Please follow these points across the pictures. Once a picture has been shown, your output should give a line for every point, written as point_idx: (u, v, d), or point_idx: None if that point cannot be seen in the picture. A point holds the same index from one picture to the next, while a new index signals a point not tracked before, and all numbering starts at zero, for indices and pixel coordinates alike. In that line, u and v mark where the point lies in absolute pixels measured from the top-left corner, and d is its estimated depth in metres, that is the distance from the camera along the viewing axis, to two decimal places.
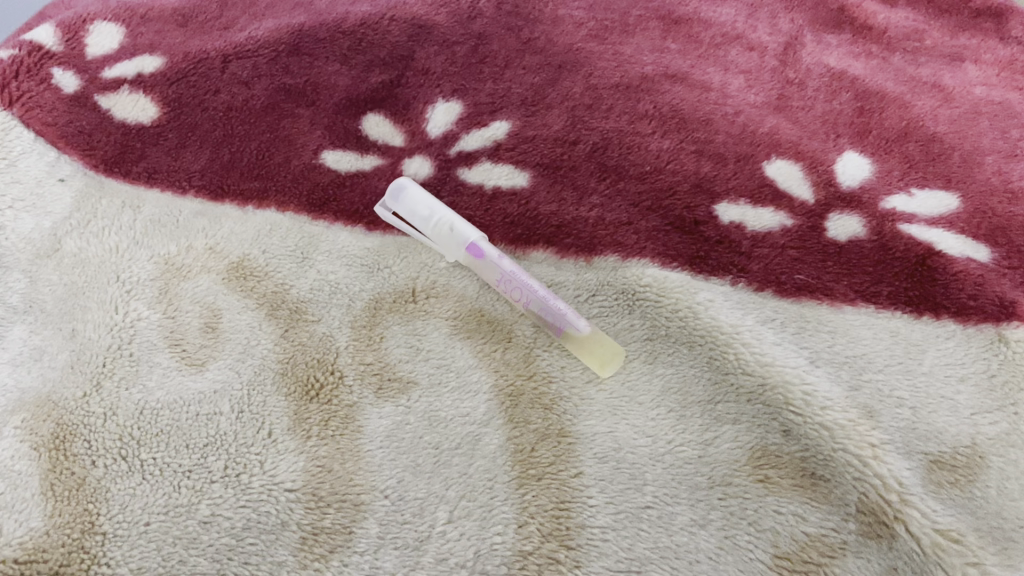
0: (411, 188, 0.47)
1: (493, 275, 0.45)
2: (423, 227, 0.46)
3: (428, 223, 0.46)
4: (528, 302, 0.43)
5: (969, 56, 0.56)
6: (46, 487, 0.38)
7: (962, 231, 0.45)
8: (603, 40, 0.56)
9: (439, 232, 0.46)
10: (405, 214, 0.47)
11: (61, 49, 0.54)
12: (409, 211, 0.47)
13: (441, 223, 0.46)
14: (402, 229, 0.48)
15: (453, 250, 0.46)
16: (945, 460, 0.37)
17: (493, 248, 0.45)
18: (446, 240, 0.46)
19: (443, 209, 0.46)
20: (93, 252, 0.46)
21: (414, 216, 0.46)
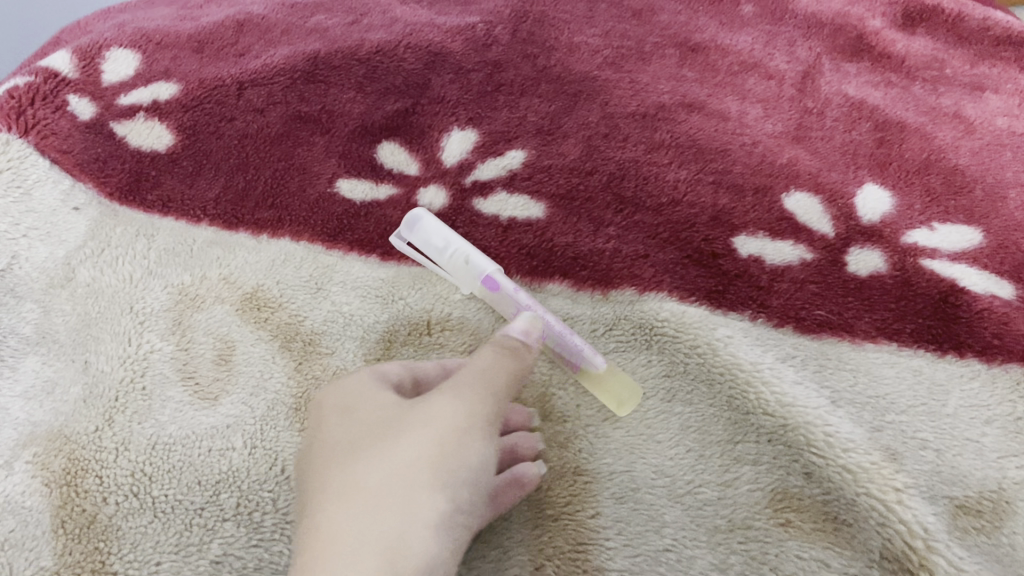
0: (426, 219, 0.46)
1: (509, 309, 0.44)
2: (437, 258, 0.45)
3: (444, 257, 0.45)
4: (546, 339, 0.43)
5: (990, 85, 0.56)
6: (57, 524, 0.38)
7: (986, 267, 0.44)
8: (619, 68, 0.55)
9: (455, 266, 0.45)
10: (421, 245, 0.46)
11: (78, 76, 0.54)
12: (424, 242, 0.45)
13: (457, 255, 0.45)
14: (416, 258, 0.47)
15: (470, 283, 0.45)
16: (971, 506, 0.36)
17: (510, 283, 0.44)
18: (463, 272, 0.45)
19: (458, 240, 0.45)
20: (108, 282, 0.46)
21: (429, 247, 0.45)
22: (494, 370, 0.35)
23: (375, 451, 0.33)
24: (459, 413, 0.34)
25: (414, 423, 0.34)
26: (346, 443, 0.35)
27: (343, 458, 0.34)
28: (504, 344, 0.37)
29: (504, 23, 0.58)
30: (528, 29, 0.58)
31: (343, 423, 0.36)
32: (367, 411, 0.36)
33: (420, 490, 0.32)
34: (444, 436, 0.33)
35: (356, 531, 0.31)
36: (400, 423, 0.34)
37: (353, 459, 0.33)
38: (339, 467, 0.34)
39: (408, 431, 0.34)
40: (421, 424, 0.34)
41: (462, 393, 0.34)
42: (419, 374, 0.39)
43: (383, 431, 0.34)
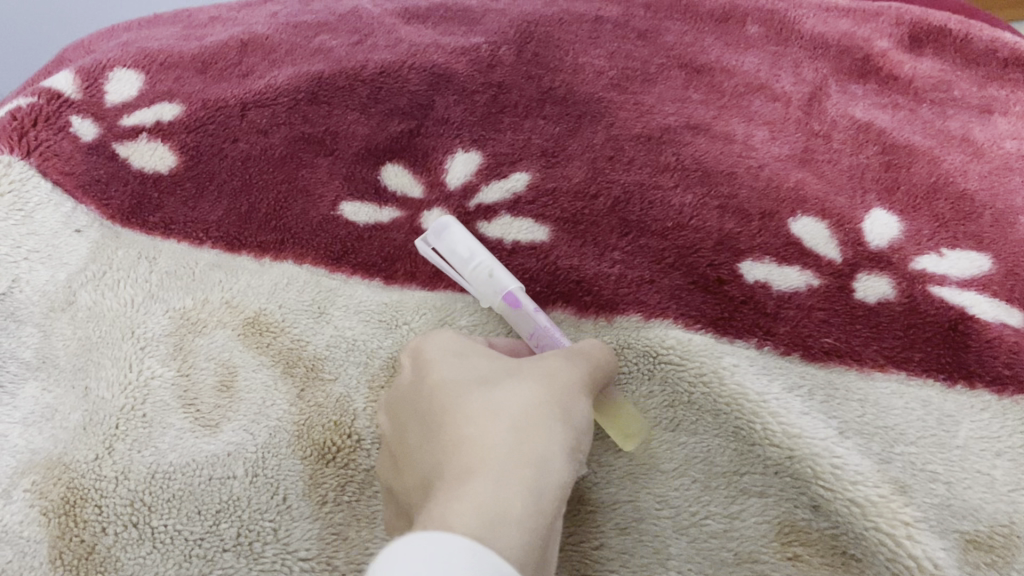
0: (454, 228, 0.45)
1: (527, 327, 0.44)
2: (462, 267, 0.44)
3: (468, 265, 0.44)
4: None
5: (998, 108, 0.55)
6: (56, 555, 0.37)
7: (996, 294, 0.44)
8: (624, 89, 0.55)
9: (474, 276, 0.44)
10: (442, 248, 0.45)
11: (81, 96, 0.54)
12: (448, 251, 0.45)
13: (481, 267, 0.44)
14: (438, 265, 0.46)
15: (485, 295, 0.44)
16: (981, 540, 0.36)
17: (530, 302, 0.44)
18: (481, 283, 0.44)
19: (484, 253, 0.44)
20: (109, 306, 0.46)
21: (454, 255, 0.44)
22: (596, 360, 0.38)
23: (502, 386, 0.34)
24: (574, 374, 0.35)
25: (537, 369, 0.35)
26: (465, 381, 0.35)
27: (468, 390, 0.34)
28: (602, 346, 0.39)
29: (509, 44, 0.58)
30: (533, 50, 0.58)
31: (454, 368, 0.36)
32: (477, 361, 0.36)
33: (554, 422, 0.33)
34: (568, 387, 0.35)
35: (507, 449, 0.31)
36: (523, 369, 0.35)
37: (480, 391, 0.34)
38: (468, 395, 0.34)
39: (534, 374, 0.35)
40: (545, 371, 0.35)
41: (573, 361, 0.36)
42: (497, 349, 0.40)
43: (505, 374, 0.35)
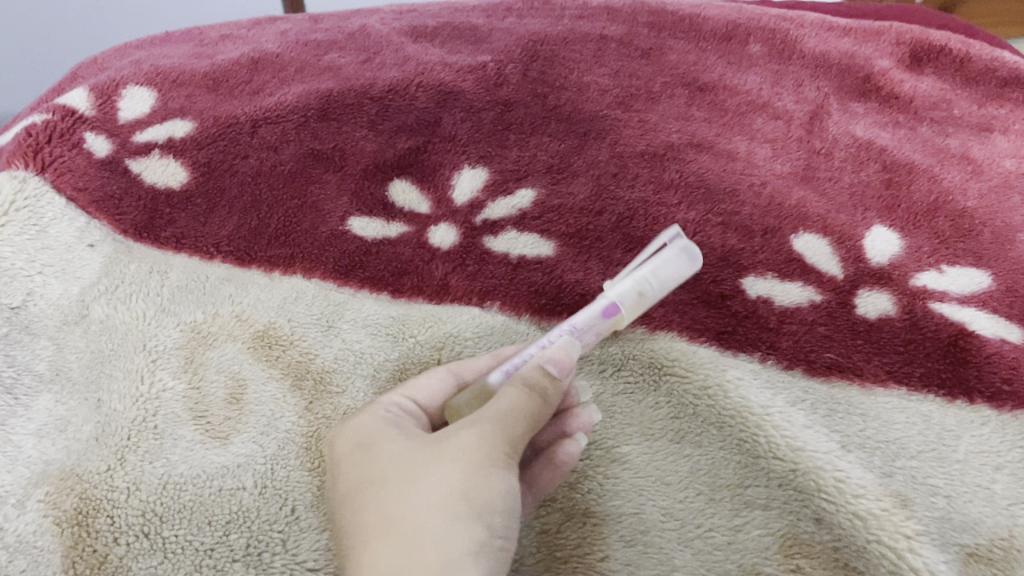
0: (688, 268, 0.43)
1: (580, 322, 0.41)
2: (648, 271, 0.42)
3: (650, 298, 0.42)
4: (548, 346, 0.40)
5: (997, 127, 0.56)
6: (68, 565, 0.38)
7: (995, 310, 0.44)
8: (628, 107, 0.56)
9: (646, 294, 0.42)
10: (669, 270, 0.42)
11: (94, 113, 0.55)
12: (673, 259, 0.43)
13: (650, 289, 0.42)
14: (667, 253, 0.43)
15: (613, 293, 0.42)
16: (981, 553, 0.36)
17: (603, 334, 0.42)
18: (635, 296, 0.42)
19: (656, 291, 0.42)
20: (121, 319, 0.46)
21: (667, 266, 0.42)
22: (517, 409, 0.36)
23: (404, 491, 0.34)
24: (482, 446, 0.35)
25: (439, 457, 0.34)
26: (370, 485, 0.35)
27: (372, 502, 0.34)
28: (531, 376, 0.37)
29: (514, 62, 0.59)
30: (538, 68, 0.59)
31: (365, 466, 0.36)
32: (386, 451, 0.36)
33: (452, 527, 0.32)
34: (472, 467, 0.34)
35: (400, 570, 0.31)
36: (428, 457, 0.35)
37: (382, 501, 0.34)
38: (372, 507, 0.34)
39: (435, 466, 0.34)
40: (447, 457, 0.34)
41: (483, 424, 0.35)
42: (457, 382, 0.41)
43: (409, 468, 0.35)
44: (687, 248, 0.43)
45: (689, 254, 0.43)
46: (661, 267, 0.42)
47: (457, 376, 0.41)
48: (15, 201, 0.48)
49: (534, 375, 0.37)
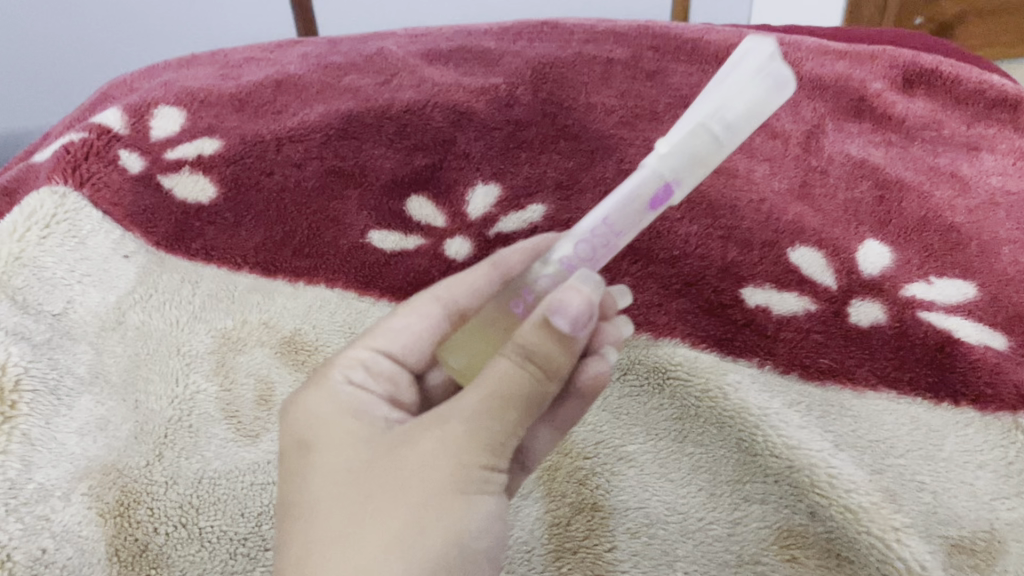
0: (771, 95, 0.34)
1: (624, 202, 0.36)
2: (702, 119, 0.34)
3: (724, 147, 0.35)
4: (589, 247, 0.37)
5: (985, 146, 0.59)
6: (113, 552, 0.41)
7: (980, 318, 0.47)
8: (633, 127, 0.59)
9: (719, 146, 0.35)
10: (743, 105, 0.34)
11: (128, 132, 0.58)
12: (735, 98, 0.34)
13: (709, 142, 0.34)
14: (727, 85, 0.34)
15: (671, 149, 0.35)
16: (964, 545, 0.38)
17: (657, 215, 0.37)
18: (699, 154, 0.35)
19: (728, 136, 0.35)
20: (156, 325, 0.49)
21: (727, 106, 0.34)
22: (502, 408, 0.32)
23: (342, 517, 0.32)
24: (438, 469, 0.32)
25: (389, 477, 0.32)
26: (317, 484, 0.33)
27: (316, 505, 0.32)
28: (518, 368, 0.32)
29: (525, 84, 0.62)
30: (548, 90, 0.62)
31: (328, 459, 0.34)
32: (333, 454, 0.34)
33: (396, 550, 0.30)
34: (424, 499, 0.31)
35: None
36: (378, 474, 0.32)
37: (315, 520, 0.32)
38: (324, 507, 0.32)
39: (382, 493, 0.32)
40: (396, 484, 0.32)
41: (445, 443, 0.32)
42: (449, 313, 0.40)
43: (352, 489, 0.32)
44: (768, 68, 0.34)
45: (778, 78, 0.34)
46: (733, 106, 0.34)
47: (444, 308, 0.40)
48: (56, 215, 0.51)
49: (535, 340, 0.32)
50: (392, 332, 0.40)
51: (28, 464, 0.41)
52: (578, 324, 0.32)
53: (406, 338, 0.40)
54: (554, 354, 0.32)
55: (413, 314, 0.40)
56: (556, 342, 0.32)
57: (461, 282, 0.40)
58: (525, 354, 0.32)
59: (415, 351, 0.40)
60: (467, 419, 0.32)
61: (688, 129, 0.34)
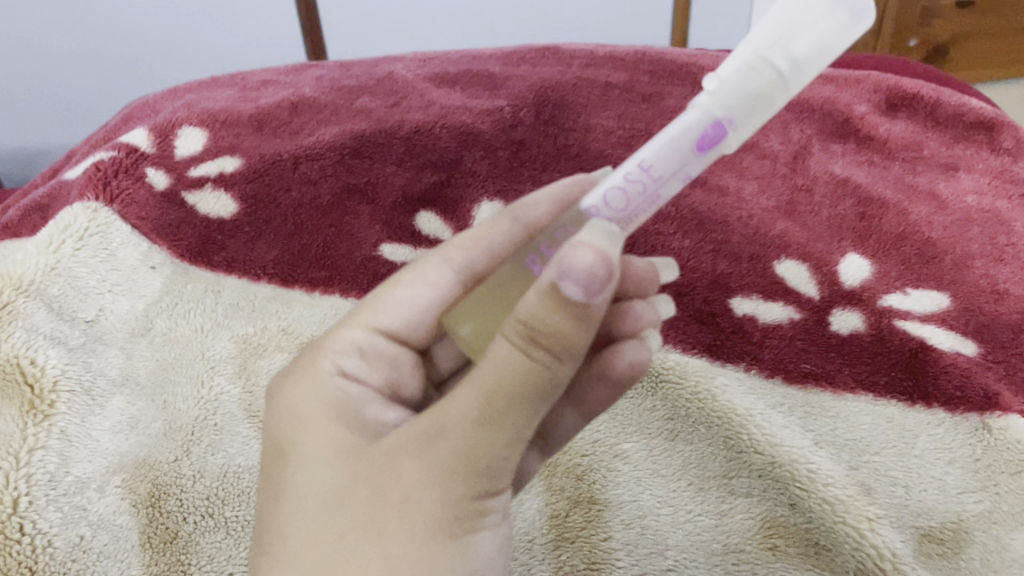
0: (841, 28, 0.32)
1: (666, 146, 0.34)
2: (759, 52, 0.32)
3: (790, 84, 0.32)
4: (625, 195, 0.35)
5: (963, 166, 0.63)
6: (145, 539, 0.44)
7: (952, 327, 0.50)
8: (630, 147, 0.63)
9: (782, 84, 0.32)
10: (809, 36, 0.32)
11: (154, 151, 0.61)
12: (798, 29, 0.32)
13: (765, 81, 0.32)
14: (793, 13, 0.32)
15: (727, 85, 0.33)
16: (934, 534, 0.42)
17: (705, 165, 0.35)
18: (757, 92, 0.32)
19: (789, 74, 0.32)
20: (182, 331, 0.53)
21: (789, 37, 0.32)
22: (500, 426, 0.32)
23: (324, 547, 0.33)
24: (420, 496, 0.32)
25: (370, 504, 0.33)
26: (315, 491, 0.34)
27: (310, 511, 0.34)
28: (508, 372, 0.31)
29: (528, 107, 0.65)
30: (549, 112, 0.65)
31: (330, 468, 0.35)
32: (313, 473, 0.35)
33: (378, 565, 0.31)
34: (406, 528, 0.32)
35: None
36: (358, 501, 0.33)
37: (301, 546, 0.33)
38: (318, 515, 0.34)
39: (364, 516, 0.32)
40: (380, 508, 0.32)
41: (428, 467, 0.32)
42: (454, 278, 0.43)
43: (334, 515, 0.33)
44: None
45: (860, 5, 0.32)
46: (800, 38, 0.32)
47: (456, 268, 0.43)
48: (88, 230, 0.54)
49: (538, 318, 0.31)
50: (394, 307, 0.43)
51: (66, 458, 0.45)
52: (592, 286, 0.30)
53: (407, 312, 0.43)
54: (558, 333, 0.31)
55: (418, 284, 0.43)
56: (564, 309, 0.31)
57: (473, 245, 0.43)
58: (529, 333, 0.31)
59: (417, 326, 0.43)
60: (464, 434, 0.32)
61: (747, 62, 0.32)
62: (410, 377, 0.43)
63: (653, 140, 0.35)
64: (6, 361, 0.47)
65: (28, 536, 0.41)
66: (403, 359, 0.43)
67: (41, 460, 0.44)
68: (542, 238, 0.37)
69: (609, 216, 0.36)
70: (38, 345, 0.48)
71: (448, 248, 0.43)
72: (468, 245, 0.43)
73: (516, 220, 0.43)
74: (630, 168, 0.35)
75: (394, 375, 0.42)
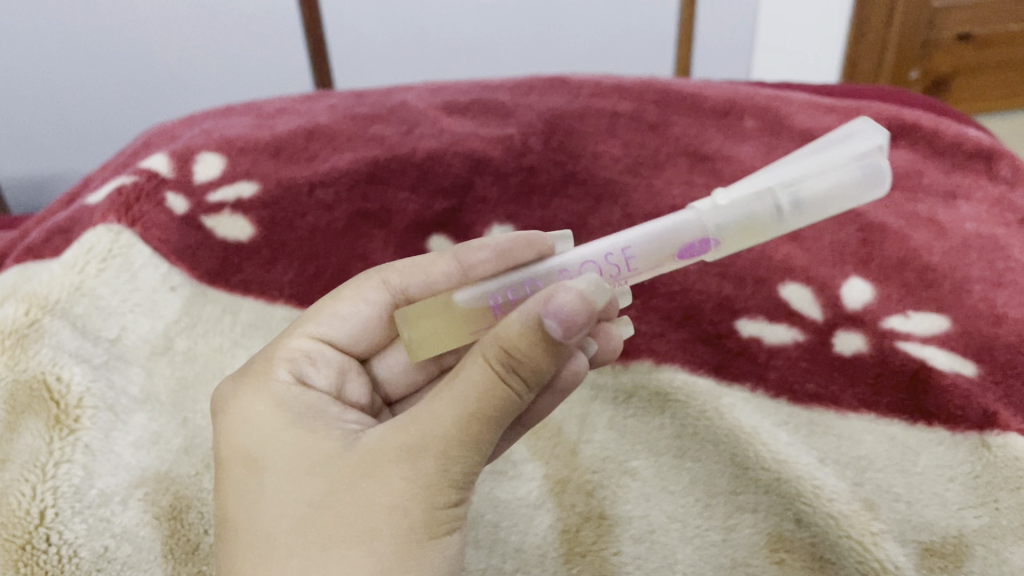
0: (847, 196, 0.39)
1: (655, 241, 0.41)
2: (773, 192, 0.39)
3: (785, 219, 0.39)
4: (600, 271, 0.42)
5: (961, 194, 0.64)
6: (167, 551, 0.46)
7: (952, 349, 0.51)
8: (637, 174, 0.65)
9: (778, 217, 0.39)
10: (815, 187, 0.38)
11: (173, 175, 0.62)
12: (810, 186, 0.38)
13: (766, 217, 0.39)
14: (813, 173, 0.38)
15: (732, 204, 0.39)
16: (936, 549, 0.44)
17: (677, 262, 0.42)
18: (754, 217, 0.39)
19: (789, 217, 0.39)
20: (201, 350, 0.54)
21: (799, 188, 0.38)
22: (474, 433, 0.34)
23: (310, 549, 0.34)
24: (408, 500, 0.34)
25: (354, 509, 0.34)
26: (294, 496, 0.36)
27: (292, 515, 0.35)
28: (488, 393, 0.34)
29: (537, 134, 0.67)
30: (558, 139, 0.67)
31: (306, 475, 0.36)
32: (289, 481, 0.36)
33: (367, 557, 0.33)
34: (398, 530, 0.33)
35: None
36: (342, 506, 0.34)
37: (285, 547, 0.34)
38: (299, 519, 0.35)
39: (346, 516, 0.34)
40: (361, 509, 0.34)
41: (412, 474, 0.34)
42: (389, 298, 0.47)
43: (316, 520, 0.34)
44: (862, 160, 0.38)
45: (873, 174, 0.38)
46: (806, 185, 0.38)
47: (389, 289, 0.47)
48: (111, 250, 0.55)
49: (518, 342, 0.34)
50: (338, 320, 0.46)
51: (90, 472, 0.46)
52: (572, 328, 0.33)
53: (351, 326, 0.47)
54: (536, 359, 0.34)
55: (359, 300, 0.47)
56: (545, 342, 0.34)
57: (412, 273, 0.46)
58: (509, 360, 0.34)
59: (357, 338, 0.47)
60: (441, 442, 0.34)
61: (757, 189, 0.39)
62: (355, 384, 0.46)
63: (641, 232, 0.41)
64: (34, 377, 0.48)
65: (54, 547, 0.44)
66: (349, 366, 0.46)
67: (67, 473, 0.46)
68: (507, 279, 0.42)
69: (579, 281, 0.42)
70: (64, 361, 0.49)
71: (389, 270, 0.47)
72: (408, 272, 0.46)
73: (458, 260, 0.46)
74: (614, 249, 0.42)
75: (340, 380, 0.46)
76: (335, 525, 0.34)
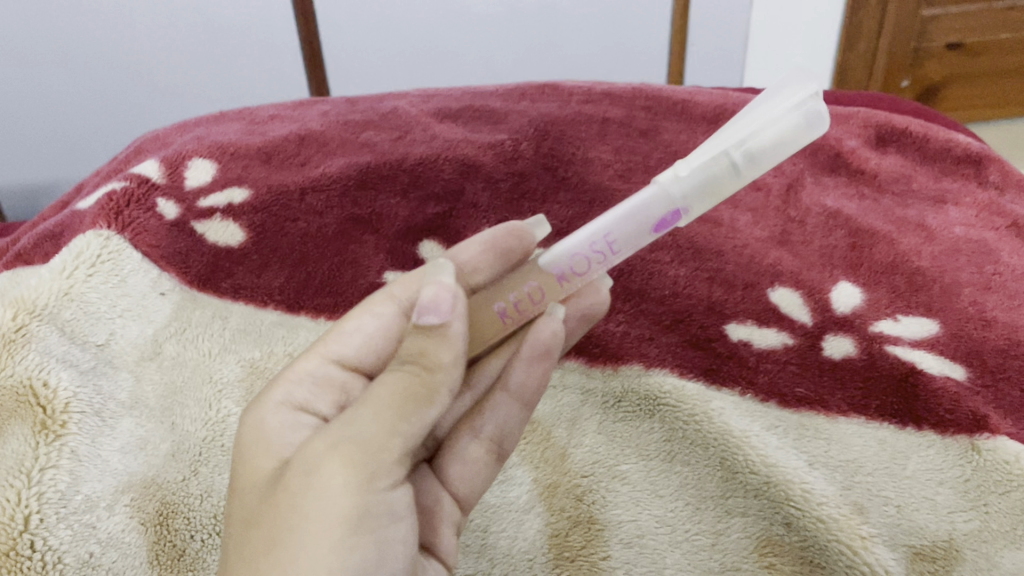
0: (800, 139, 0.39)
1: (624, 222, 0.43)
2: (725, 149, 0.40)
3: (741, 175, 0.40)
4: (587, 258, 0.44)
5: (950, 199, 0.64)
6: (153, 557, 0.46)
7: (942, 352, 0.51)
8: (628, 180, 0.65)
9: (735, 173, 0.40)
10: (765, 139, 0.39)
11: (164, 181, 0.62)
12: (758, 136, 0.39)
13: (720, 173, 0.40)
14: (760, 123, 0.39)
15: (690, 169, 0.41)
16: (925, 553, 0.44)
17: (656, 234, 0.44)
18: (713, 179, 0.40)
19: (739, 170, 0.40)
20: (191, 355, 0.53)
21: (750, 140, 0.39)
22: (383, 413, 0.37)
23: (254, 533, 0.36)
24: (307, 504, 0.35)
25: (281, 495, 0.36)
26: (250, 496, 0.38)
27: (246, 510, 0.38)
28: (394, 388, 0.37)
29: (528, 140, 0.67)
30: (549, 145, 0.67)
31: (262, 476, 0.39)
32: (248, 484, 0.39)
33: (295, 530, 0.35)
34: (299, 532, 0.35)
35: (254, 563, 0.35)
36: (260, 515, 0.36)
37: (239, 537, 0.37)
38: (251, 512, 0.37)
39: (279, 499, 0.36)
40: (292, 488, 0.36)
41: (311, 479, 0.35)
42: (394, 309, 0.46)
43: (259, 509, 0.37)
44: (808, 108, 0.39)
45: (817, 114, 0.39)
46: (757, 139, 0.39)
47: (396, 303, 0.46)
48: (101, 256, 0.55)
49: (415, 341, 0.39)
50: (344, 337, 0.46)
51: (77, 478, 0.46)
52: (438, 307, 0.39)
53: (357, 342, 0.46)
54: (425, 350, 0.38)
55: (364, 314, 0.46)
56: (424, 334, 0.39)
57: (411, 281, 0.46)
58: (410, 356, 0.39)
59: (365, 354, 0.46)
60: (356, 422, 0.37)
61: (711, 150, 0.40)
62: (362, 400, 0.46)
63: (615, 216, 0.43)
64: (20, 383, 0.48)
65: (39, 553, 0.44)
66: (354, 384, 0.46)
67: (52, 479, 0.45)
68: (510, 287, 0.45)
69: (569, 272, 0.45)
70: (51, 367, 0.49)
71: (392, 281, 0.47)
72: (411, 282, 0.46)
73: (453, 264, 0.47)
74: (594, 238, 0.44)
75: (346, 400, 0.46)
76: (271, 509, 0.36)
